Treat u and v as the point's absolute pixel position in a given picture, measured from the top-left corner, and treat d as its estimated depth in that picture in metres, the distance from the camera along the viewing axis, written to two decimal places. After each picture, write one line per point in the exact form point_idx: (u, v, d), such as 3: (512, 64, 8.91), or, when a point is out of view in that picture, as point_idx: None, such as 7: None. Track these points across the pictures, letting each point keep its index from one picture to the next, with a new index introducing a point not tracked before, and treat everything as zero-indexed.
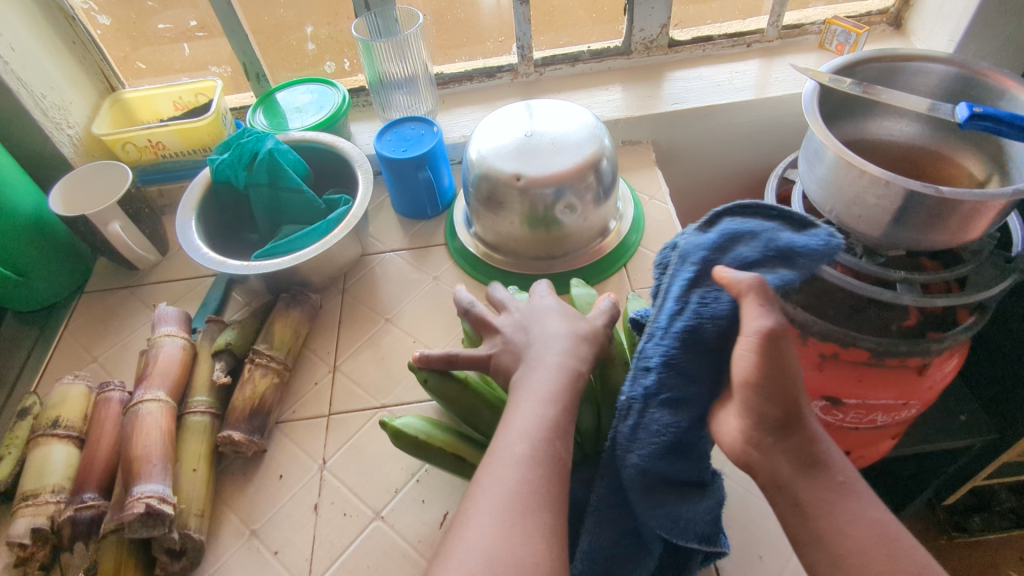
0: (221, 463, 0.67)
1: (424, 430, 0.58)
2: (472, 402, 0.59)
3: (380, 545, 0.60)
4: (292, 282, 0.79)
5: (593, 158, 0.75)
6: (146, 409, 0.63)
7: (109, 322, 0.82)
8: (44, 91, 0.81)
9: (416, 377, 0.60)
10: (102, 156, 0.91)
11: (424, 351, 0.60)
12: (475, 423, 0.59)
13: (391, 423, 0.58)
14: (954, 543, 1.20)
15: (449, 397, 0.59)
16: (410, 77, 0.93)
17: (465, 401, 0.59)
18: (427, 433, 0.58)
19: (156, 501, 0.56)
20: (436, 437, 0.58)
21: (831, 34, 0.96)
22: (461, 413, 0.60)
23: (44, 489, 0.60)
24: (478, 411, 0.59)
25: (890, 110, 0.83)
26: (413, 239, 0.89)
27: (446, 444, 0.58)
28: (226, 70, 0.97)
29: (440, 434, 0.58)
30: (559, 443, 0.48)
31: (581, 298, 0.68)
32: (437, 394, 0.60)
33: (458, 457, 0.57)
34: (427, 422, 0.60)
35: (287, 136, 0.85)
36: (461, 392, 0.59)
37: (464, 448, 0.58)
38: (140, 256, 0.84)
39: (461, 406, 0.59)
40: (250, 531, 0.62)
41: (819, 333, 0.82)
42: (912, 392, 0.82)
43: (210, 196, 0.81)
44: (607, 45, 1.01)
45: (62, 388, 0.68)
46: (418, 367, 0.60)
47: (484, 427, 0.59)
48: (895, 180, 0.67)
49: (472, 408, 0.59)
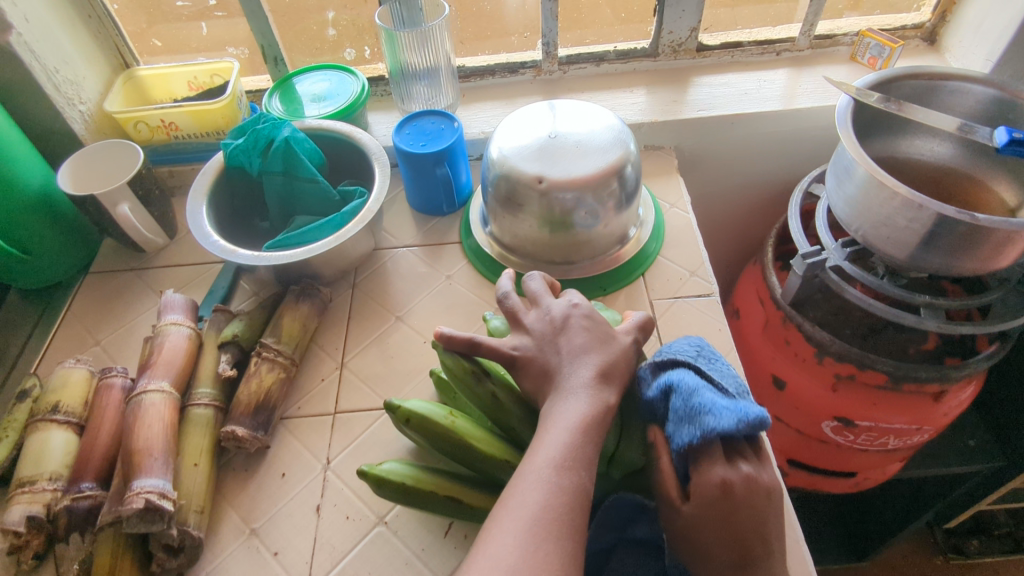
0: (223, 457, 0.65)
1: (411, 474, 0.55)
2: (460, 442, 0.55)
3: (382, 550, 0.59)
4: (302, 274, 0.77)
5: (617, 164, 0.73)
6: (149, 400, 0.61)
7: (113, 305, 0.80)
8: (56, 64, 0.79)
9: (396, 417, 0.57)
10: (113, 133, 0.89)
11: (448, 334, 0.56)
12: (466, 462, 0.56)
13: (372, 472, 0.55)
14: (951, 566, 1.19)
15: (433, 437, 0.56)
16: (432, 69, 0.91)
17: (453, 441, 0.55)
18: (415, 477, 0.55)
19: (156, 496, 0.55)
20: (424, 480, 0.55)
21: (864, 47, 0.94)
22: (449, 451, 0.56)
23: (41, 477, 0.59)
24: (468, 450, 0.55)
25: (923, 130, 0.81)
26: (427, 235, 0.87)
27: (436, 487, 0.55)
28: (243, 52, 0.95)
29: (429, 476, 0.56)
30: (586, 464, 0.47)
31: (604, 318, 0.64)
32: (420, 431, 0.56)
33: (452, 498, 0.55)
34: (413, 465, 0.57)
35: (304, 124, 0.83)
36: (450, 433, 0.55)
37: (456, 488, 0.56)
38: (147, 238, 0.83)
39: (449, 448, 0.56)
40: (249, 530, 0.60)
41: (836, 353, 0.82)
42: (926, 418, 0.81)
43: (223, 181, 0.79)
44: (634, 46, 0.99)
45: (63, 372, 0.67)
46: (397, 407, 0.56)
47: (474, 465, 0.56)
48: (927, 204, 0.65)
49: (460, 449, 0.55)
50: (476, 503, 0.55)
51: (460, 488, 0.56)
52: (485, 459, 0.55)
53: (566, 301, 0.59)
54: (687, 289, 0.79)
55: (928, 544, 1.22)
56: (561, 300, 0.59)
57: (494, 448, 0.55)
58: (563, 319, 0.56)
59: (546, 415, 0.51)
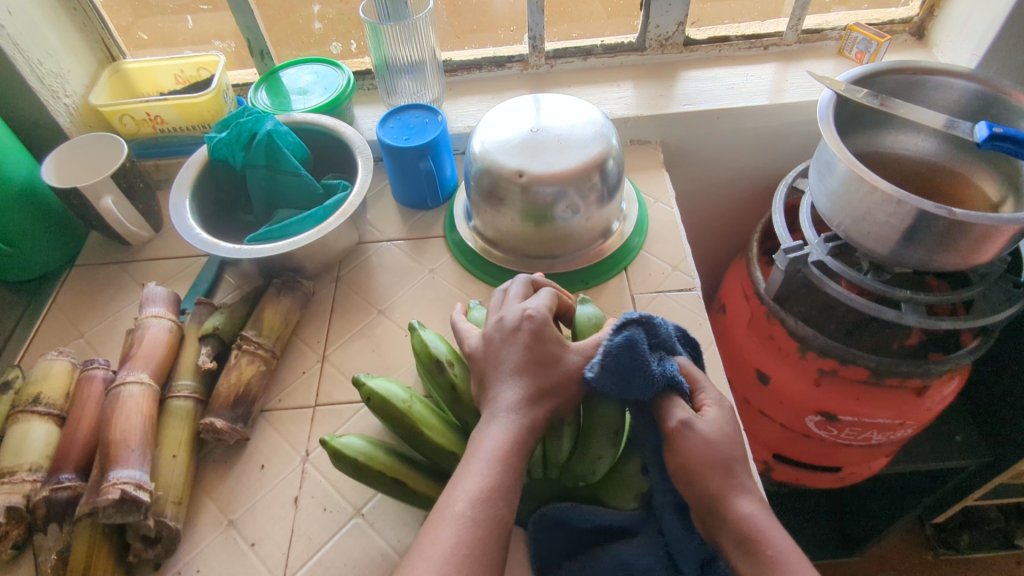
0: (203, 449, 0.66)
1: (365, 450, 0.56)
2: (413, 426, 0.56)
3: (359, 542, 0.59)
4: (285, 268, 0.78)
5: (599, 158, 0.73)
6: (128, 391, 0.62)
7: (97, 298, 0.80)
8: (40, 57, 0.79)
9: (360, 393, 0.57)
10: (99, 126, 0.89)
11: (457, 321, 0.63)
12: (418, 447, 0.57)
13: (330, 442, 0.56)
14: (939, 560, 1.19)
15: (389, 416, 0.56)
16: (418, 63, 0.91)
17: (407, 425, 0.56)
18: (367, 454, 0.56)
19: (132, 487, 0.55)
20: (377, 460, 0.56)
21: (852, 41, 0.93)
22: (404, 433, 0.57)
23: (21, 467, 0.60)
24: (421, 437, 0.56)
25: (907, 124, 0.81)
26: (412, 229, 0.87)
27: (384, 467, 0.56)
28: (230, 45, 0.95)
29: (382, 456, 0.56)
30: (506, 495, 0.48)
31: (585, 321, 0.60)
32: (379, 411, 0.57)
33: (399, 481, 0.56)
34: (370, 441, 0.57)
35: (287, 118, 0.83)
36: (404, 417, 0.56)
37: (406, 472, 0.56)
38: (132, 231, 0.83)
39: (404, 430, 0.56)
40: (227, 521, 0.61)
41: (818, 348, 0.82)
42: (909, 412, 0.80)
43: (207, 175, 0.80)
44: (621, 41, 0.99)
45: (45, 363, 0.67)
46: (363, 383, 0.57)
47: (426, 452, 0.57)
48: (906, 198, 0.65)
49: (412, 432, 0.56)
50: (421, 488, 0.56)
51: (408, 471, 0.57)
52: (438, 448, 0.56)
53: (524, 306, 0.56)
54: (669, 283, 0.79)
55: (917, 539, 1.22)
56: (520, 305, 0.56)
57: (445, 437, 0.56)
58: (508, 325, 0.55)
59: (474, 440, 0.51)
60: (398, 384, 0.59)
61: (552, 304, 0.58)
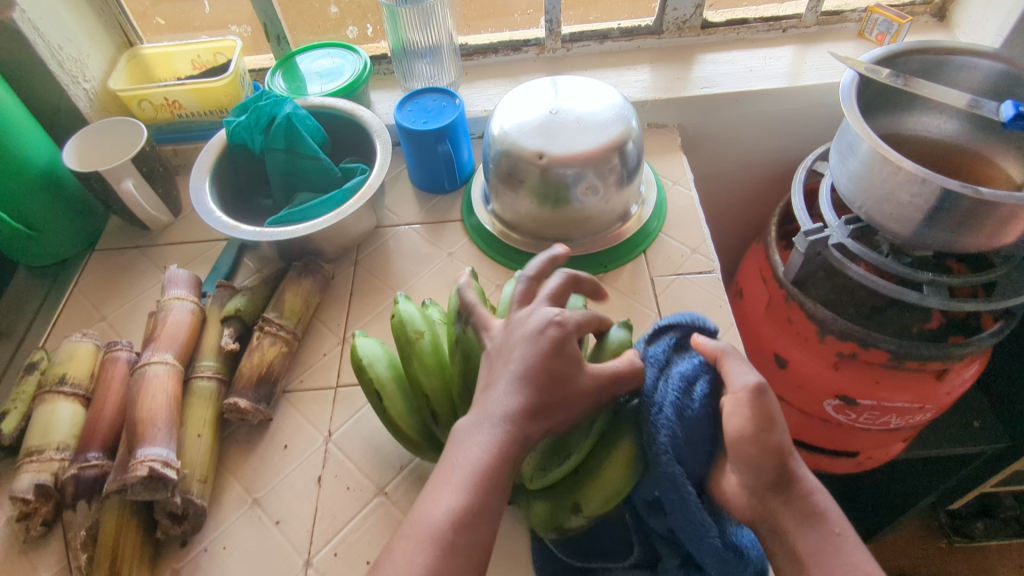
0: (226, 429, 0.66)
1: (368, 357, 0.59)
2: (410, 352, 0.56)
3: (382, 519, 0.60)
4: (305, 251, 0.78)
5: (618, 140, 0.73)
6: (153, 371, 0.62)
7: (119, 282, 0.81)
8: (60, 42, 0.80)
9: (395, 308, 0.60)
10: (118, 112, 0.90)
11: (463, 287, 0.56)
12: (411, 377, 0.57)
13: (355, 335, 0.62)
14: (954, 548, 1.18)
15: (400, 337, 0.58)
16: (435, 47, 0.90)
17: (406, 351, 0.57)
18: (368, 359, 0.59)
19: (160, 465, 0.56)
20: (371, 369, 0.59)
21: (872, 23, 0.92)
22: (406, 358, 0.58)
23: (49, 446, 0.60)
24: (413, 364, 0.56)
25: (930, 106, 0.80)
26: (429, 213, 0.87)
27: (371, 380, 0.58)
28: (246, 30, 0.95)
29: (377, 368, 0.59)
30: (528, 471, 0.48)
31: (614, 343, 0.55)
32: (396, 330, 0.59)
33: (377, 396, 0.58)
34: (382, 355, 0.60)
35: (305, 101, 0.83)
36: (406, 342, 0.57)
37: (389, 392, 0.58)
38: (152, 215, 0.83)
39: (405, 354, 0.57)
40: (252, 499, 0.61)
41: (838, 331, 0.81)
42: (928, 396, 0.80)
43: (226, 158, 0.80)
44: (638, 24, 0.98)
45: (70, 345, 0.68)
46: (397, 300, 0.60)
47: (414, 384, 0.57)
48: (931, 178, 0.64)
49: (407, 361, 0.57)
50: (392, 413, 0.57)
51: (394, 394, 0.58)
52: (426, 383, 0.55)
53: (554, 313, 0.51)
54: (688, 266, 0.78)
55: (932, 526, 1.21)
56: (551, 310, 0.51)
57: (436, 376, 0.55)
58: (532, 329, 0.50)
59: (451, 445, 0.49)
60: (427, 317, 0.60)
61: (590, 322, 0.52)
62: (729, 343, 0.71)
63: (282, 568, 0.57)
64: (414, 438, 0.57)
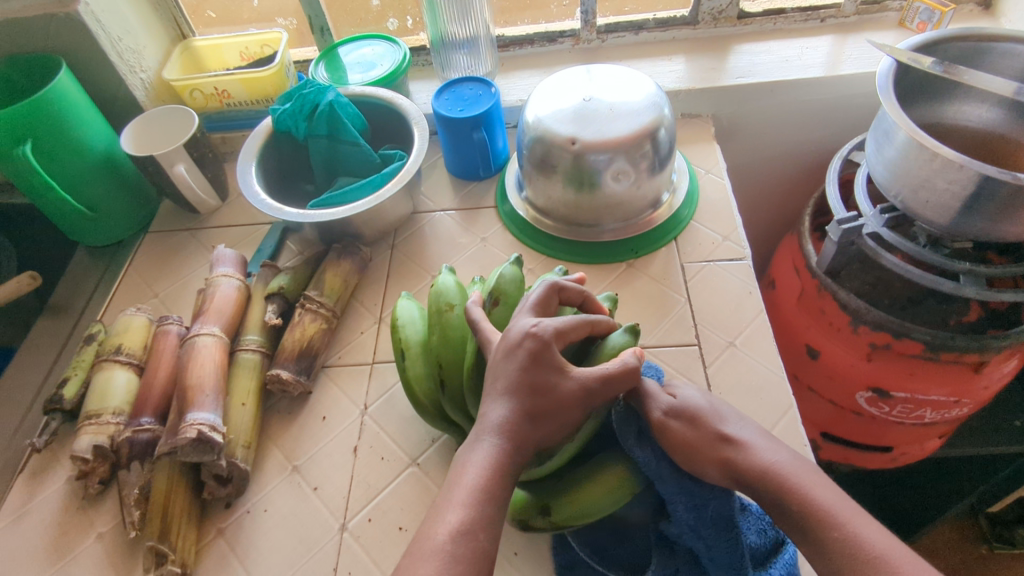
0: (269, 401, 0.70)
1: (405, 318, 0.63)
2: (435, 321, 0.58)
3: (415, 490, 0.62)
4: (345, 233, 0.81)
5: (651, 127, 0.74)
6: (202, 342, 0.66)
7: (170, 262, 0.85)
8: (120, 34, 0.85)
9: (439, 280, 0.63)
10: (171, 101, 0.95)
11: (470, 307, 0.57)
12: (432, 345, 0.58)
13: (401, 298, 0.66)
14: (994, 554, 1.15)
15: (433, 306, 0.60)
16: (472, 38, 0.93)
17: (434, 319, 0.59)
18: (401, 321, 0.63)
19: (207, 428, 0.59)
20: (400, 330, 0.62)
21: (914, 11, 0.91)
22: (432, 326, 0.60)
23: (106, 411, 0.64)
24: (435, 332, 0.58)
25: (971, 94, 0.78)
26: (464, 200, 0.89)
27: (400, 340, 0.61)
28: (292, 22, 0.99)
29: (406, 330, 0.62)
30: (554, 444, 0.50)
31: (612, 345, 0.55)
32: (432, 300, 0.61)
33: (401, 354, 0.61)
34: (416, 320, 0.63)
35: (346, 90, 0.86)
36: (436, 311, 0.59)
37: (411, 354, 0.60)
38: (202, 199, 0.87)
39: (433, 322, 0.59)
40: (292, 467, 0.64)
41: (872, 322, 0.81)
42: (965, 390, 0.79)
43: (271, 144, 0.83)
44: (674, 15, 0.99)
45: (125, 318, 0.72)
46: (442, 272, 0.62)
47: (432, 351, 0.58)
48: (969, 164, 0.63)
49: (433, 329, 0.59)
50: (409, 375, 0.59)
51: (415, 359, 0.60)
52: (444, 354, 0.57)
53: (534, 322, 0.52)
54: (719, 253, 0.79)
55: (972, 531, 1.19)
56: (532, 320, 0.52)
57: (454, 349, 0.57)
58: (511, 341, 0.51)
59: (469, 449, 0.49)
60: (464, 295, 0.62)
61: (576, 326, 0.53)
62: (759, 330, 0.71)
63: (319, 531, 0.60)
64: (426, 404, 0.59)
